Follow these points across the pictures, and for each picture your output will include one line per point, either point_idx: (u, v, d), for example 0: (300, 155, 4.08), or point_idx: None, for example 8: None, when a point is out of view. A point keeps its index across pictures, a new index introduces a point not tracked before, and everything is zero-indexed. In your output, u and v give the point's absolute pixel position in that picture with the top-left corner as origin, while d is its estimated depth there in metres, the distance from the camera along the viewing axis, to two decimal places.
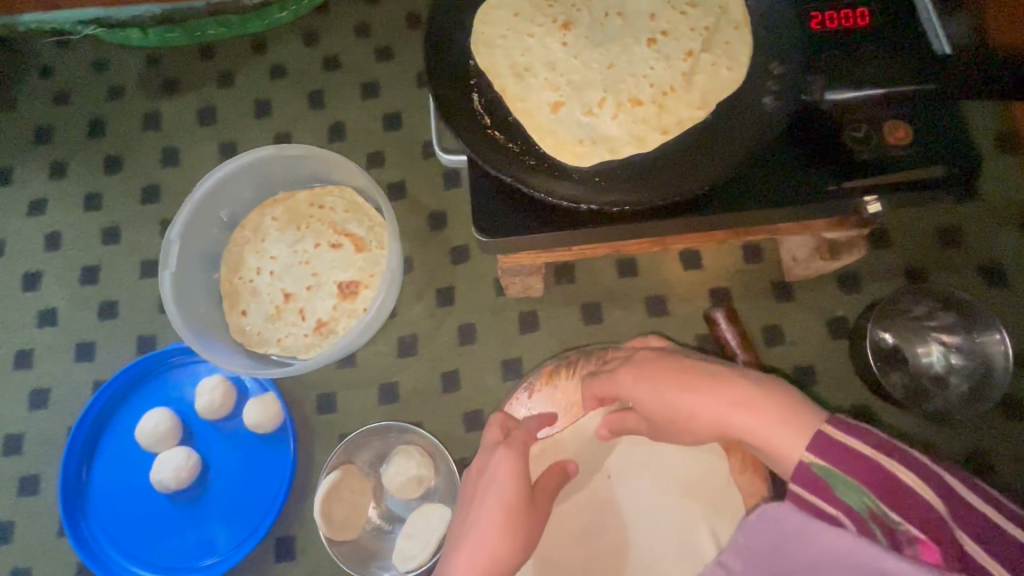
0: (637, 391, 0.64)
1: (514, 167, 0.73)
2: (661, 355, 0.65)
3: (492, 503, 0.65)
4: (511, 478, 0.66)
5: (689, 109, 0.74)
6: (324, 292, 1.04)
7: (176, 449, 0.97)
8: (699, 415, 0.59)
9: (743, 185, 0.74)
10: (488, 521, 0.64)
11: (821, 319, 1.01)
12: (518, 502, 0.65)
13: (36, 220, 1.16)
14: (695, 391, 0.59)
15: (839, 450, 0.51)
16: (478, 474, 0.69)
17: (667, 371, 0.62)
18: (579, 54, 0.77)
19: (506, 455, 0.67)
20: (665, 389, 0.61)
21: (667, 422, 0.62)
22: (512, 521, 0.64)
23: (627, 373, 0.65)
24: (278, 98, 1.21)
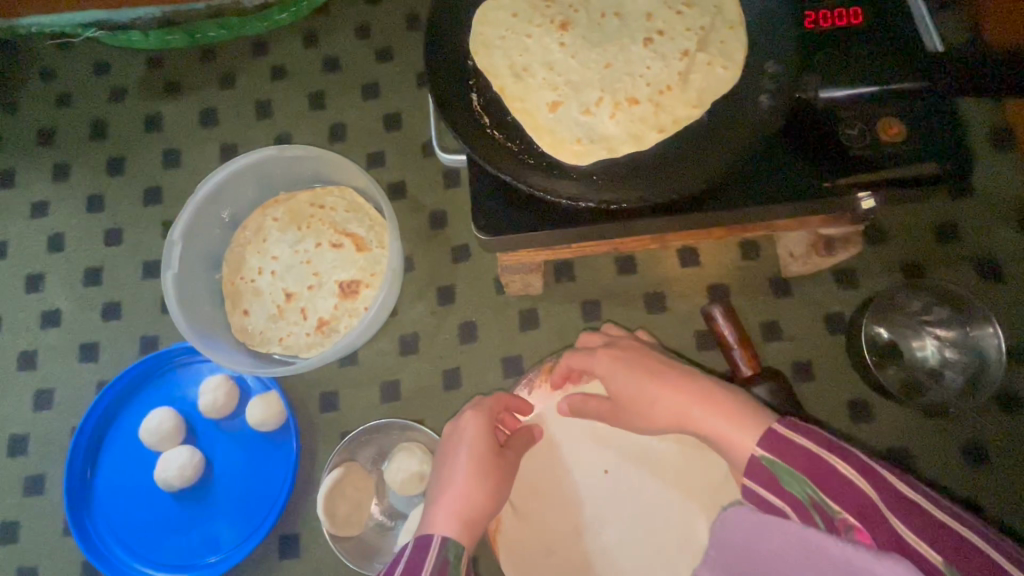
0: (611, 371, 0.75)
1: (513, 167, 0.74)
2: (636, 350, 0.78)
3: (462, 458, 0.77)
4: (479, 436, 0.78)
5: (685, 108, 0.75)
6: (326, 291, 1.05)
7: (180, 448, 0.98)
8: (649, 391, 0.70)
9: (739, 181, 0.76)
10: (459, 473, 0.75)
11: (818, 315, 1.02)
12: (487, 454, 0.77)
13: (40, 222, 1.17)
14: (661, 379, 0.69)
15: (786, 446, 0.54)
16: (450, 436, 0.81)
17: (643, 361, 0.74)
18: (577, 54, 0.78)
19: (471, 418, 0.80)
20: (628, 370, 0.73)
21: (624, 398, 0.73)
22: (483, 470, 0.76)
23: (603, 353, 0.78)
24: (279, 99, 1.22)
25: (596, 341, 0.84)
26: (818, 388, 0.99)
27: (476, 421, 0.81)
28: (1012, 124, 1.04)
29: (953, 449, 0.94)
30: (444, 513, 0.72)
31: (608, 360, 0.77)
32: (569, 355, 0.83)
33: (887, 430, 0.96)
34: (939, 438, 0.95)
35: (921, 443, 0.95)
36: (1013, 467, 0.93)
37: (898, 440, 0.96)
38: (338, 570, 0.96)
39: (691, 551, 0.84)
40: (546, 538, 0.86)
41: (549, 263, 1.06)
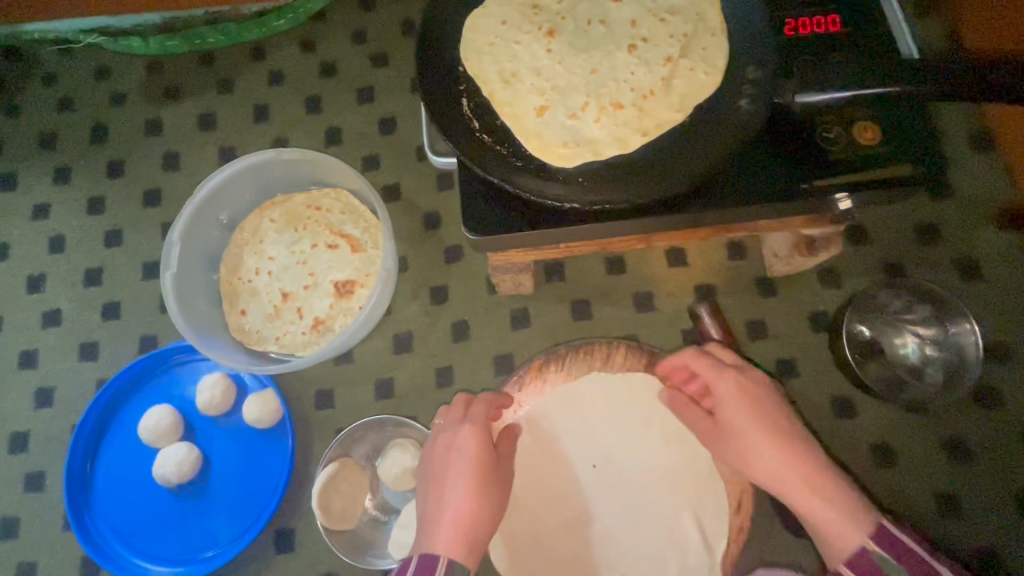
0: (736, 409, 0.81)
1: (501, 169, 0.77)
2: (760, 384, 0.83)
3: (463, 477, 0.79)
4: (479, 453, 0.81)
5: (668, 113, 0.78)
6: (321, 291, 1.08)
7: (178, 445, 1.00)
8: (751, 438, 0.80)
9: (719, 181, 0.78)
10: (462, 492, 0.78)
11: (802, 314, 1.04)
12: (487, 471, 0.80)
13: (41, 224, 1.19)
14: (784, 450, 0.78)
15: (893, 543, 0.70)
16: (446, 451, 0.82)
17: (764, 404, 0.82)
18: (563, 60, 0.81)
19: (472, 435, 0.81)
20: (751, 414, 0.80)
21: (734, 430, 0.81)
22: (484, 488, 0.79)
23: (733, 380, 0.83)
24: (276, 104, 1.24)
25: (724, 357, 0.88)
26: (803, 385, 1.01)
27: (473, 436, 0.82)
28: (991, 127, 1.07)
29: (934, 444, 0.97)
30: (449, 535, 0.76)
31: (736, 389, 0.82)
32: (694, 356, 0.86)
33: (869, 426, 0.99)
34: (920, 434, 0.97)
35: (901, 438, 0.97)
36: (991, 462, 0.95)
37: (880, 436, 0.98)
38: (333, 564, 0.98)
39: (675, 543, 0.87)
40: (537, 532, 0.88)
41: (540, 263, 1.09)
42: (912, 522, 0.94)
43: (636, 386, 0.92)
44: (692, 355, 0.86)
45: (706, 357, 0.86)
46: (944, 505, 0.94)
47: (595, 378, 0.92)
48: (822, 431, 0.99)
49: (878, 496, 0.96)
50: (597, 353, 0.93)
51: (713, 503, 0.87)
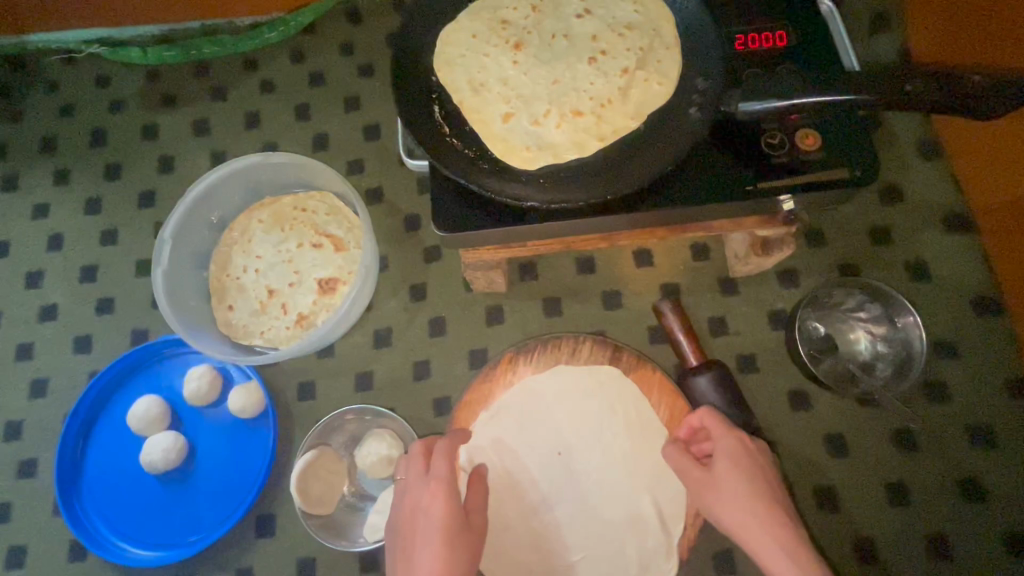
0: (727, 462, 0.80)
1: (469, 170, 0.83)
2: (759, 451, 0.82)
3: (431, 539, 0.75)
4: (446, 513, 0.77)
5: (624, 119, 0.84)
6: (305, 288, 1.14)
7: (164, 433, 1.05)
8: (744, 497, 0.76)
9: (672, 182, 0.84)
10: (431, 556, 0.73)
11: (761, 312, 1.10)
12: (456, 530, 0.76)
13: (40, 223, 1.25)
14: (760, 506, 0.75)
15: None
16: (413, 512, 0.78)
17: (758, 466, 0.80)
18: (528, 71, 0.87)
19: (439, 493, 0.77)
20: (747, 475, 0.78)
21: (724, 485, 0.78)
22: (454, 550, 0.74)
23: (734, 439, 0.82)
24: (267, 111, 1.31)
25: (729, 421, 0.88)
26: (760, 379, 1.06)
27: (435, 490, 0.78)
28: (938, 137, 1.14)
29: (884, 435, 1.02)
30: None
31: (737, 448, 0.81)
32: (710, 414, 0.87)
33: (823, 417, 1.04)
34: (869, 426, 1.02)
35: (853, 430, 1.03)
36: (937, 452, 1.00)
37: (833, 429, 1.03)
38: (311, 548, 1.03)
39: (633, 527, 0.92)
40: (505, 512, 0.94)
41: (513, 263, 1.14)
42: (861, 510, 0.99)
43: (601, 377, 0.98)
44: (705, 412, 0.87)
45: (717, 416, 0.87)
46: (892, 493, 0.99)
47: (561, 369, 0.99)
48: (778, 423, 1.04)
49: (830, 484, 1.01)
50: (565, 347, 1.00)
51: (672, 488, 0.92)
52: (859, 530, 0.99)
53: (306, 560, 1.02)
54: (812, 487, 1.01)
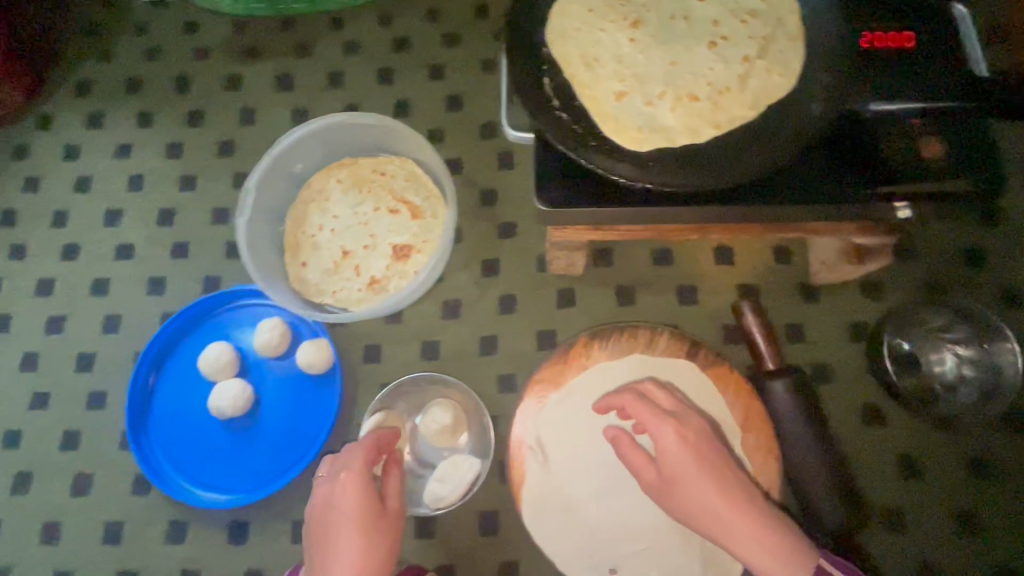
0: (676, 454, 0.79)
1: (578, 147, 0.81)
2: (698, 431, 0.82)
3: (348, 532, 0.77)
4: (360, 504, 0.79)
5: (741, 109, 0.81)
6: (379, 252, 1.14)
7: (233, 380, 1.06)
8: (698, 486, 0.77)
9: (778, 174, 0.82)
10: (351, 546, 0.76)
11: (842, 323, 1.06)
12: (370, 518, 0.78)
13: (122, 162, 1.26)
14: (721, 494, 0.77)
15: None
16: (328, 507, 0.80)
17: (703, 450, 0.80)
18: (645, 50, 0.85)
19: (349, 486, 0.80)
20: (701, 471, 0.78)
21: (682, 482, 0.78)
22: (372, 538, 0.77)
23: (671, 430, 0.80)
24: (351, 71, 1.29)
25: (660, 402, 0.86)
26: (835, 390, 1.03)
27: (352, 482, 0.80)
28: None
29: (959, 460, 0.99)
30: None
31: (676, 441, 0.80)
32: (640, 404, 0.83)
33: (897, 435, 1.01)
34: (945, 449, 0.99)
35: (928, 452, 1.00)
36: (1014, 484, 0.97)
37: (906, 449, 1.00)
38: None
39: None
40: (561, 486, 0.94)
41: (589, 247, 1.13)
42: (928, 533, 0.97)
43: (675, 370, 0.97)
44: (631, 399, 0.85)
45: (645, 402, 0.84)
46: (961, 519, 0.97)
47: (638, 358, 0.98)
48: (849, 437, 1.01)
49: (892, 503, 0.98)
50: (641, 336, 0.99)
51: None
52: (923, 554, 0.96)
53: None
54: (880, 504, 0.98)
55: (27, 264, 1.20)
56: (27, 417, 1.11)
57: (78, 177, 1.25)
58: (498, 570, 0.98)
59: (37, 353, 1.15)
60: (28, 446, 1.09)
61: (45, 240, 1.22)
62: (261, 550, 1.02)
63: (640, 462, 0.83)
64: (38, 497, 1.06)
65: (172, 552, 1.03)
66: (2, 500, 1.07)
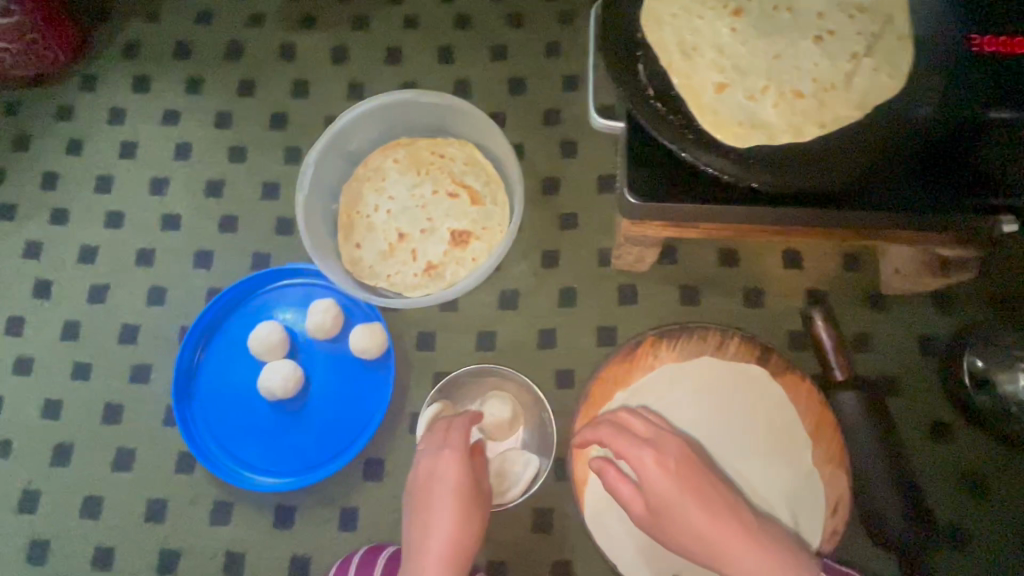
0: (657, 479, 0.78)
1: (674, 139, 0.78)
2: (680, 456, 0.82)
3: (448, 502, 0.80)
4: (461, 479, 0.83)
5: (847, 109, 0.78)
6: (437, 237, 1.10)
7: (284, 361, 1.03)
8: (685, 508, 0.76)
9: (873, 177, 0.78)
10: (448, 515, 0.79)
11: (911, 335, 1.03)
12: (467, 496, 0.82)
13: (169, 129, 1.21)
14: (710, 518, 0.76)
15: None
16: (429, 478, 0.83)
17: (688, 473, 0.79)
18: (747, 41, 0.80)
19: (453, 461, 0.84)
20: (686, 493, 0.77)
21: (669, 508, 0.77)
22: (466, 513, 0.80)
23: (651, 457, 0.80)
24: (409, 47, 1.24)
25: (639, 431, 0.85)
26: (902, 404, 1.01)
27: (452, 458, 0.84)
28: None
29: None
30: (434, 562, 0.76)
31: (658, 468, 0.79)
32: (615, 435, 0.83)
33: (966, 452, 0.98)
34: (1014, 468, 0.97)
35: (996, 471, 0.97)
36: None
37: (974, 467, 0.98)
38: None
39: None
40: None
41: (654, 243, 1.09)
42: (993, 552, 0.95)
43: (744, 376, 0.95)
44: (607, 431, 0.84)
45: (621, 432, 0.83)
46: None
47: (706, 361, 0.96)
48: (915, 452, 0.99)
49: (955, 519, 0.96)
50: (710, 339, 0.96)
51: (809, 500, 0.90)
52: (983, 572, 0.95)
53: None
54: (945, 522, 0.96)
55: (68, 229, 1.16)
56: (68, 387, 1.08)
57: (123, 142, 1.21)
58: (551, 568, 0.96)
59: (78, 322, 1.11)
60: (68, 417, 1.06)
61: (88, 206, 1.18)
62: (308, 536, 1.00)
63: (630, 495, 0.81)
64: (79, 470, 1.04)
65: (216, 533, 1.00)
66: (42, 471, 1.04)
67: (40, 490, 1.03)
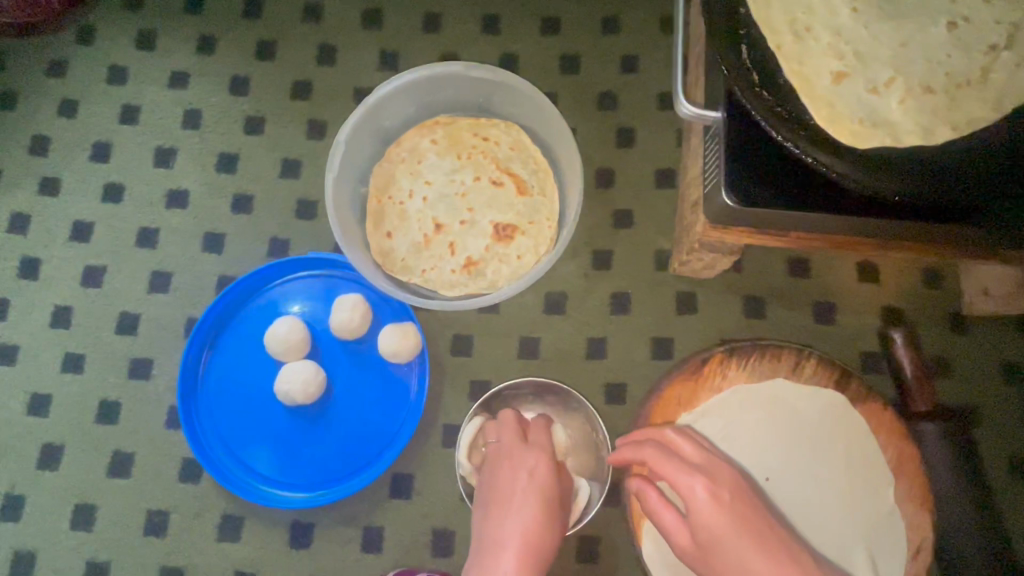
0: (709, 511, 0.70)
1: (782, 133, 0.68)
2: (735, 486, 0.73)
3: (533, 497, 0.77)
4: (549, 479, 0.79)
5: (983, 108, 0.66)
6: (478, 230, 0.98)
7: (303, 363, 0.92)
8: (737, 546, 0.67)
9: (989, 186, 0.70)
10: (530, 510, 0.75)
11: (995, 361, 0.95)
12: (551, 497, 0.78)
13: (177, 93, 1.08)
14: (766, 558, 0.66)
15: None
16: (512, 474, 0.80)
17: (745, 507, 0.71)
18: (870, 23, 0.69)
19: (541, 458, 0.81)
20: (740, 529, 0.68)
21: (722, 546, 0.68)
22: (550, 514, 0.76)
23: (703, 486, 0.71)
24: (450, 14, 1.11)
25: (688, 456, 0.76)
26: (983, 437, 0.92)
27: (540, 457, 0.81)
28: None
29: None
30: (516, 554, 0.72)
31: (710, 500, 0.70)
32: (661, 459, 0.74)
33: None
34: None
35: None
36: None
37: None
38: (452, 522, 0.91)
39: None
40: None
41: None
42: None
43: (822, 402, 0.85)
44: (653, 453, 0.75)
45: (668, 457, 0.74)
46: None
47: (780, 383, 0.86)
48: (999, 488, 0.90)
49: None
50: (785, 359, 0.86)
51: (889, 541, 0.81)
52: None
53: (442, 533, 0.91)
54: None
55: (60, 202, 1.03)
56: (57, 381, 0.96)
57: (124, 105, 1.07)
58: None
59: (70, 308, 0.99)
60: (57, 415, 0.95)
61: (82, 176, 1.04)
62: (327, 557, 0.90)
63: (678, 530, 0.72)
64: (69, 476, 0.93)
65: (224, 550, 0.90)
66: (27, 474, 0.93)
67: (25, 495, 0.92)
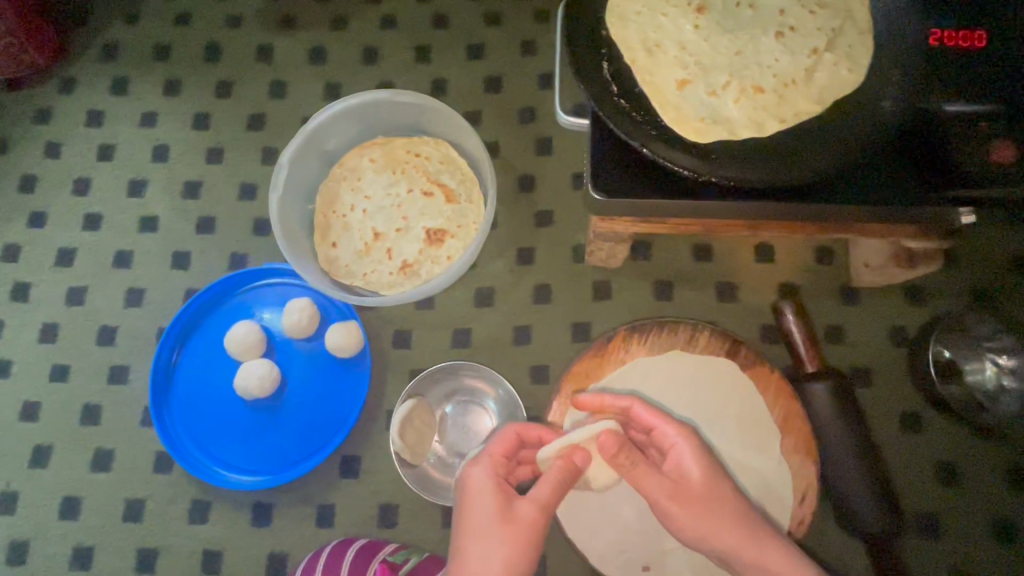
0: (693, 458, 0.77)
1: (638, 133, 0.78)
2: (701, 447, 0.78)
3: (489, 527, 0.70)
4: (497, 503, 0.72)
5: (807, 104, 0.79)
6: (412, 237, 1.10)
7: (257, 362, 1.03)
8: (716, 497, 0.75)
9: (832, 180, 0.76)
10: (494, 541, 0.69)
11: (882, 326, 1.04)
12: (507, 516, 0.70)
13: (146, 131, 1.22)
14: (730, 508, 0.75)
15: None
16: (468, 498, 0.73)
17: (707, 464, 0.77)
18: (709, 37, 0.82)
19: (486, 481, 0.74)
20: (718, 482, 0.76)
21: (701, 495, 0.75)
22: (517, 536, 0.69)
23: (688, 440, 0.78)
24: (387, 47, 1.25)
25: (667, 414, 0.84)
26: (870, 395, 1.01)
27: (486, 479, 0.74)
28: None
29: (994, 469, 0.97)
30: None
31: (693, 450, 0.78)
32: (644, 409, 0.80)
33: (934, 442, 0.99)
34: (981, 458, 0.98)
35: (965, 458, 0.98)
36: None
37: (943, 456, 0.98)
38: (396, 497, 1.02)
39: None
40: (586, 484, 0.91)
41: None
42: (961, 538, 0.96)
43: (715, 368, 0.95)
44: (639, 405, 0.80)
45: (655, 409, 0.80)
46: (996, 529, 0.95)
47: (676, 354, 0.96)
48: (885, 441, 1.00)
49: (925, 507, 0.97)
50: (681, 332, 0.96)
51: (778, 490, 0.90)
52: (957, 560, 0.95)
53: (387, 507, 1.01)
54: (915, 511, 0.97)
55: (45, 232, 1.17)
56: (45, 390, 1.09)
57: (101, 144, 1.21)
58: None
59: (56, 325, 1.12)
60: (45, 419, 1.07)
61: (65, 208, 1.18)
62: (285, 533, 1.01)
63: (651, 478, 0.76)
64: (57, 472, 1.04)
65: (193, 532, 1.01)
66: (21, 472, 1.05)
67: (18, 491, 1.04)
